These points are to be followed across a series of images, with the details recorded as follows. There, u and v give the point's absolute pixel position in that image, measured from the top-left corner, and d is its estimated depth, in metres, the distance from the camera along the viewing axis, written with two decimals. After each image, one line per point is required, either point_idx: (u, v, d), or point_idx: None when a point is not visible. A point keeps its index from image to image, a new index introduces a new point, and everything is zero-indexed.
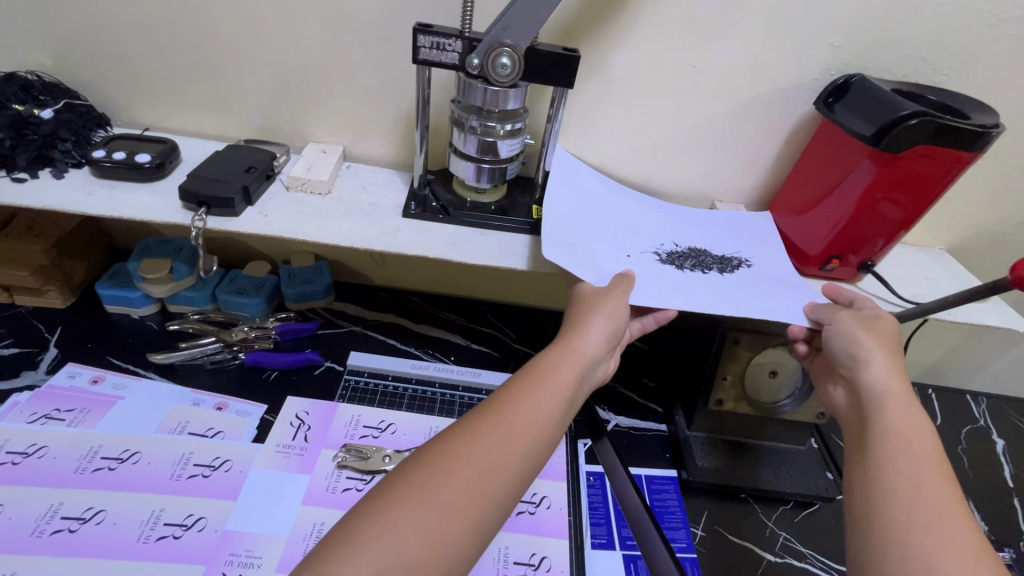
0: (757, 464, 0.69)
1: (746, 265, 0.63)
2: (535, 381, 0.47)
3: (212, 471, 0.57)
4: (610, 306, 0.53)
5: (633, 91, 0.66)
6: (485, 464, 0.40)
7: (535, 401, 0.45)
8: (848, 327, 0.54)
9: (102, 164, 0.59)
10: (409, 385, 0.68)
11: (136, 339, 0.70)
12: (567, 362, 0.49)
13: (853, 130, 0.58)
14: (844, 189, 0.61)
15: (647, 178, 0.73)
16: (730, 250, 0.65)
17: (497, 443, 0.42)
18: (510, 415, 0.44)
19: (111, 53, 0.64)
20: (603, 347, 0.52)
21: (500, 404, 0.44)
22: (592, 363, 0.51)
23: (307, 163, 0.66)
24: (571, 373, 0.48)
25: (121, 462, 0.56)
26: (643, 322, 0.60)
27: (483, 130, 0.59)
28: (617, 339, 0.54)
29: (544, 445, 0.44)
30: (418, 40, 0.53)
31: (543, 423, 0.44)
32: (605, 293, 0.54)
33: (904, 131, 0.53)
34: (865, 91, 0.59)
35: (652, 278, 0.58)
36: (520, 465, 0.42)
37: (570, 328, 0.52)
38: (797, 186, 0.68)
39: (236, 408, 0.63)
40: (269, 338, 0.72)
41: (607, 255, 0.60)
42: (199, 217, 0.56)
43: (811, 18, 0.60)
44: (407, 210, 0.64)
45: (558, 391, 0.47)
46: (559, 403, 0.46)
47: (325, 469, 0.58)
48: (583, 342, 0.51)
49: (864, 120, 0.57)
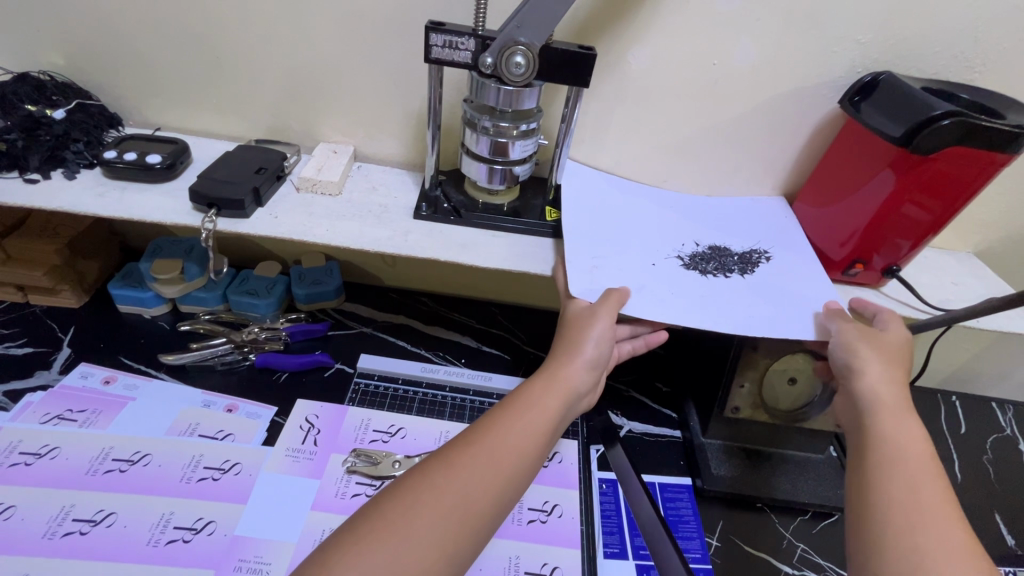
0: (774, 473, 0.68)
1: (767, 259, 0.63)
2: (515, 413, 0.48)
3: (222, 474, 0.56)
4: (597, 331, 0.52)
5: (650, 90, 0.64)
6: (457, 500, 0.42)
7: (513, 433, 0.47)
8: (850, 338, 0.52)
9: (113, 165, 0.58)
10: (419, 388, 0.67)
11: (149, 339, 0.70)
12: (550, 392, 0.50)
13: (881, 130, 0.55)
14: (868, 193, 0.59)
15: (663, 180, 0.71)
16: (748, 244, 0.65)
17: (473, 476, 0.43)
18: (487, 450, 0.45)
19: (123, 53, 0.64)
20: (587, 377, 0.53)
21: (477, 436, 0.46)
22: (577, 391, 0.52)
23: (317, 164, 0.65)
24: (550, 406, 0.49)
25: (131, 464, 0.56)
26: (633, 344, 0.61)
27: (496, 130, 0.58)
28: (601, 364, 0.54)
29: (520, 477, 0.46)
30: (431, 39, 0.52)
31: (521, 457, 0.46)
32: (591, 314, 0.53)
33: (934, 132, 0.50)
34: (895, 88, 0.57)
35: (667, 292, 0.57)
36: (495, 498, 0.44)
37: (559, 354, 0.53)
38: (822, 189, 0.65)
39: (247, 410, 0.63)
40: (279, 338, 0.72)
41: (630, 268, 0.59)
42: (209, 219, 0.56)
43: (838, 14, 0.58)
44: (419, 211, 0.63)
45: (537, 423, 0.48)
46: (537, 436, 0.47)
47: (335, 474, 0.57)
48: (566, 369, 0.52)
49: (893, 119, 0.54)
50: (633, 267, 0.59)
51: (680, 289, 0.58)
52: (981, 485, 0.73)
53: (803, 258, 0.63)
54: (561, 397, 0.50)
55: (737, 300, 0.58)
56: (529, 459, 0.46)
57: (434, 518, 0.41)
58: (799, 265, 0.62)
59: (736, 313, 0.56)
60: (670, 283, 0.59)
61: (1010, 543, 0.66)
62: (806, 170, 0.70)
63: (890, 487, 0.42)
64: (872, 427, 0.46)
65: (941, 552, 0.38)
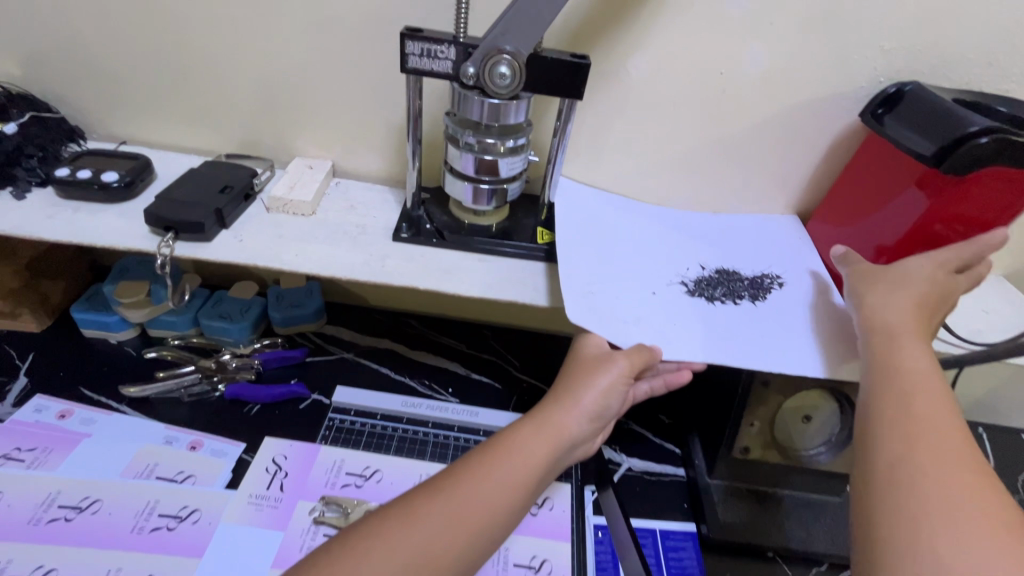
0: (786, 519, 0.62)
1: (780, 284, 0.57)
2: (497, 459, 0.43)
3: (179, 522, 0.51)
4: (607, 379, 0.47)
5: (652, 100, 0.59)
6: (416, 551, 0.37)
7: (492, 480, 0.42)
8: (859, 291, 0.48)
9: (65, 183, 0.54)
10: (399, 425, 0.61)
11: (112, 367, 0.65)
12: (539, 438, 0.45)
13: (910, 145, 0.50)
14: (896, 211, 0.52)
15: (666, 197, 0.66)
16: (759, 268, 0.59)
17: (437, 528, 0.39)
18: (458, 496, 0.40)
19: (83, 62, 0.59)
20: (585, 426, 0.47)
21: (450, 481, 0.41)
22: (570, 441, 0.46)
23: (290, 182, 0.60)
24: (538, 455, 0.44)
25: (79, 512, 0.51)
26: (652, 384, 0.52)
27: (481, 147, 0.53)
28: (606, 415, 0.49)
29: (494, 535, 0.41)
30: (407, 47, 0.47)
31: (497, 511, 0.41)
32: (606, 360, 0.48)
33: (970, 151, 0.45)
34: (924, 100, 0.51)
35: (671, 323, 0.52)
36: (462, 553, 0.39)
37: (557, 396, 0.48)
38: (847, 205, 0.59)
39: (211, 448, 0.58)
40: (251, 367, 0.67)
41: (630, 296, 0.53)
42: (166, 243, 0.51)
43: (859, 17, 0.52)
44: (398, 234, 0.58)
45: (518, 472, 0.43)
46: (517, 488, 0.42)
47: (301, 525, 0.52)
48: (564, 415, 0.46)
49: (924, 134, 0.49)
50: (632, 294, 0.54)
51: (686, 319, 0.52)
52: None
53: (818, 281, 0.58)
54: (552, 446, 0.45)
55: (748, 331, 0.52)
56: (506, 515, 0.41)
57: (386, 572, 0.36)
58: (814, 289, 0.57)
59: (746, 346, 0.51)
60: (673, 313, 0.53)
61: None
62: (823, 187, 0.64)
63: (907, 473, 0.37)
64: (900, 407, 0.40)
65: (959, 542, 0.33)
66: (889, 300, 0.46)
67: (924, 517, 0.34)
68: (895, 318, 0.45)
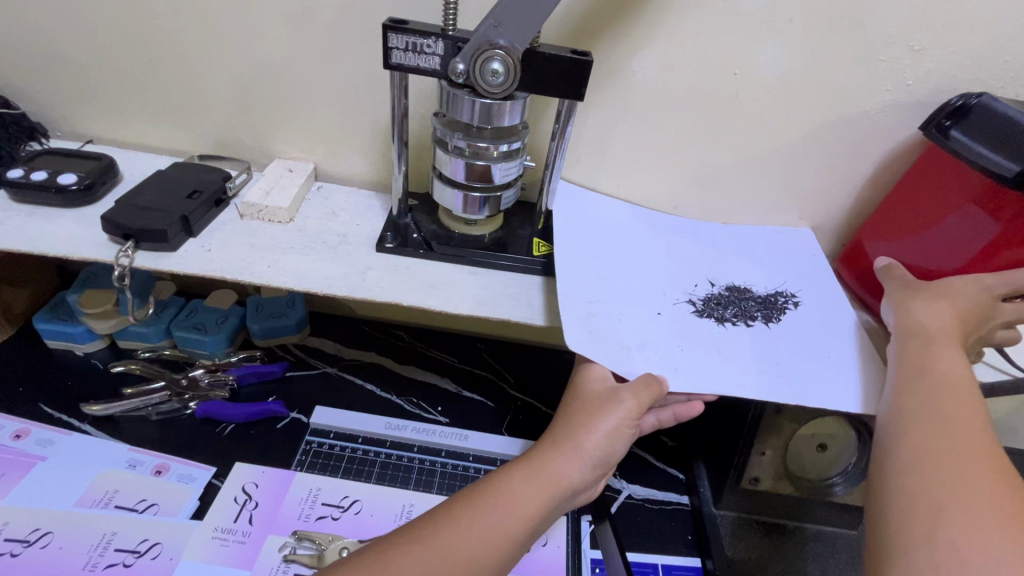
0: (800, 556, 0.57)
1: (795, 304, 0.53)
2: (481, 510, 0.39)
3: (136, 558, 0.47)
4: (611, 421, 0.42)
5: (659, 102, 0.54)
6: None
7: (477, 535, 0.38)
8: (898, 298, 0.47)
9: (18, 186, 0.49)
10: (381, 449, 0.57)
11: (76, 382, 0.61)
12: (533, 487, 0.40)
13: (985, 165, 0.45)
14: (954, 232, 0.49)
15: (673, 206, 0.62)
16: (773, 284, 0.55)
17: None
18: (437, 550, 0.36)
19: (45, 54, 0.55)
20: (588, 473, 0.42)
21: (427, 532, 0.37)
22: (569, 490, 0.41)
23: (266, 186, 0.56)
24: (531, 507, 0.39)
25: (27, 545, 0.47)
26: (658, 416, 0.48)
27: (472, 151, 0.48)
28: (612, 458, 0.44)
29: None
30: (390, 40, 0.43)
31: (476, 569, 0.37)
32: (613, 398, 0.43)
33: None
34: (999, 117, 0.46)
35: (678, 349, 0.47)
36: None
37: (558, 436, 0.43)
38: (893, 220, 0.55)
39: (178, 473, 0.54)
40: (226, 384, 0.62)
41: (634, 317, 0.49)
42: (125, 252, 0.47)
43: (887, 14, 0.48)
44: (382, 244, 0.53)
45: (508, 525, 0.38)
46: (506, 543, 0.38)
47: (269, 563, 0.47)
48: (563, 462, 0.41)
49: (1004, 153, 0.44)
50: (638, 313, 0.49)
51: (695, 343, 0.48)
52: None
53: (835, 300, 0.54)
54: (547, 496, 0.40)
55: (761, 354, 0.48)
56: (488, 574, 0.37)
57: None
58: (833, 308, 0.53)
59: (760, 373, 0.46)
60: (681, 335, 0.48)
61: None
62: (842, 198, 0.59)
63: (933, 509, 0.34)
64: (929, 439, 0.37)
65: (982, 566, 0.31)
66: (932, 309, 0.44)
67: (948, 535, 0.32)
68: (933, 325, 0.43)
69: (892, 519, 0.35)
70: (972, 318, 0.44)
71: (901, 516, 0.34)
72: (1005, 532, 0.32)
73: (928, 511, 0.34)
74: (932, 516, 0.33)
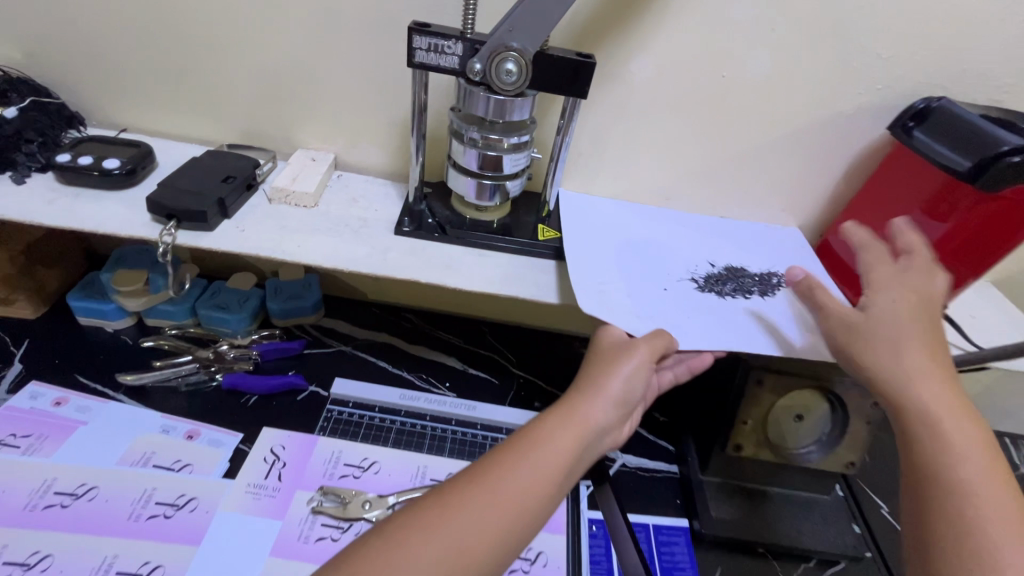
0: (777, 517, 0.63)
1: (787, 282, 0.58)
2: (524, 451, 0.41)
3: (176, 511, 0.52)
4: (629, 366, 0.46)
5: (655, 101, 0.59)
6: (448, 545, 0.36)
7: (523, 474, 0.40)
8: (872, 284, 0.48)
9: (66, 169, 0.54)
10: (397, 418, 0.62)
11: (108, 356, 0.65)
12: (568, 428, 0.43)
13: (942, 160, 0.51)
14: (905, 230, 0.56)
15: (666, 198, 0.67)
16: (766, 267, 0.61)
17: (467, 524, 0.37)
18: (487, 489, 0.39)
19: (85, 48, 0.59)
20: (614, 412, 0.45)
21: (475, 475, 0.40)
22: (598, 430, 0.44)
23: (292, 173, 0.60)
24: (568, 445, 0.42)
25: (75, 498, 0.51)
26: (676, 372, 0.52)
27: (485, 143, 0.53)
28: (634, 401, 0.47)
29: (524, 530, 0.39)
30: (414, 41, 0.48)
31: (524, 503, 0.39)
32: (628, 348, 0.47)
33: (1004, 170, 0.46)
34: (955, 118, 0.52)
35: (685, 315, 0.53)
36: (491, 547, 0.37)
37: (581, 385, 0.47)
38: (860, 218, 0.61)
39: (208, 437, 0.58)
40: (249, 358, 0.67)
41: (644, 290, 0.54)
42: (168, 231, 0.51)
43: (860, 26, 0.53)
44: (400, 227, 0.58)
45: (549, 463, 0.41)
46: (550, 478, 0.41)
47: (299, 514, 0.52)
48: (591, 402, 0.44)
49: (956, 150, 0.50)
50: (646, 290, 0.55)
51: (697, 311, 0.54)
52: None
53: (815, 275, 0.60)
54: (581, 436, 0.43)
55: (745, 319, 0.53)
56: (535, 509, 0.40)
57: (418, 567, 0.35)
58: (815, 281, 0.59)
59: (750, 338, 0.51)
60: (687, 306, 0.54)
61: None
62: (821, 192, 0.65)
63: (952, 519, 0.38)
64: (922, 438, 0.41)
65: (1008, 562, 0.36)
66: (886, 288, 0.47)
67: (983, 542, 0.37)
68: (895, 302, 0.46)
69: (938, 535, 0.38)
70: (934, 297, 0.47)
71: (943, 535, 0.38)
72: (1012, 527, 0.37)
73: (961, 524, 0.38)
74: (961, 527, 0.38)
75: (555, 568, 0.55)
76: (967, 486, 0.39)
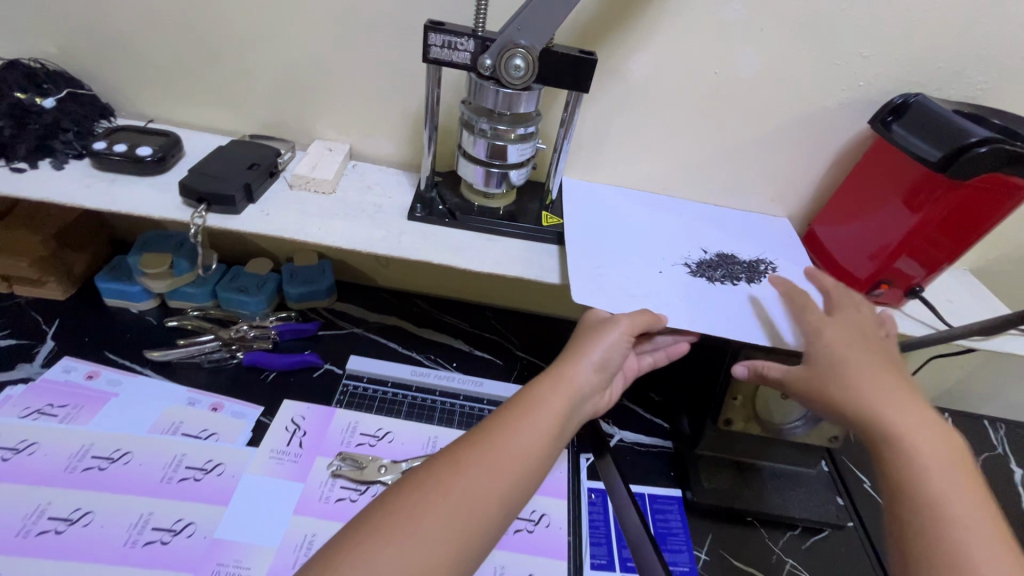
0: (766, 488, 0.67)
1: (773, 270, 0.62)
2: (520, 413, 0.46)
3: (204, 474, 0.55)
4: (613, 334, 0.51)
5: (652, 97, 0.63)
6: (466, 495, 0.40)
7: (523, 432, 0.45)
8: (814, 322, 0.53)
9: (102, 157, 0.57)
10: (408, 392, 0.66)
11: (135, 335, 0.69)
12: (558, 391, 0.48)
13: (918, 151, 0.54)
14: (886, 219, 0.59)
15: (662, 189, 0.71)
16: (755, 254, 0.65)
17: (478, 475, 0.41)
18: (493, 445, 0.43)
19: (117, 44, 0.63)
20: (596, 377, 0.51)
21: (479, 436, 0.44)
22: (583, 393, 0.50)
23: (312, 161, 0.64)
24: (559, 406, 0.47)
25: (111, 462, 0.55)
26: (654, 357, 0.59)
27: (493, 133, 0.57)
28: (614, 368, 0.53)
29: (527, 483, 0.43)
30: (430, 38, 0.51)
31: (525, 457, 0.44)
32: (611, 321, 0.52)
33: (972, 160, 0.50)
34: (929, 113, 0.56)
35: (678, 297, 0.57)
36: (501, 495, 0.42)
37: (566, 356, 0.52)
38: (845, 207, 0.65)
39: (232, 410, 0.62)
40: (268, 338, 0.71)
41: (641, 273, 0.58)
42: (199, 214, 0.55)
43: (843, 27, 0.58)
44: (413, 213, 0.62)
45: (545, 422, 0.46)
46: (546, 434, 0.46)
47: (320, 477, 0.56)
48: (575, 369, 0.50)
49: (930, 142, 0.54)
50: (641, 273, 0.59)
51: (690, 295, 0.58)
52: None
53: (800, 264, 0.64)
54: (570, 397, 0.48)
55: (734, 302, 0.58)
56: (536, 462, 0.44)
57: (440, 517, 0.39)
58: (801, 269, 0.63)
59: (736, 320, 0.55)
60: (680, 289, 0.58)
61: None
62: (807, 183, 0.69)
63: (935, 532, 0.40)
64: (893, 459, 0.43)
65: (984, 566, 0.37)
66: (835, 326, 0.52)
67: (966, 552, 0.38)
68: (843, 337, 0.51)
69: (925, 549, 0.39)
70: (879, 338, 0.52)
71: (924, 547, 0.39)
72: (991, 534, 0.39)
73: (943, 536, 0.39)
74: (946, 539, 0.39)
75: (557, 528, 0.59)
76: (946, 499, 0.41)
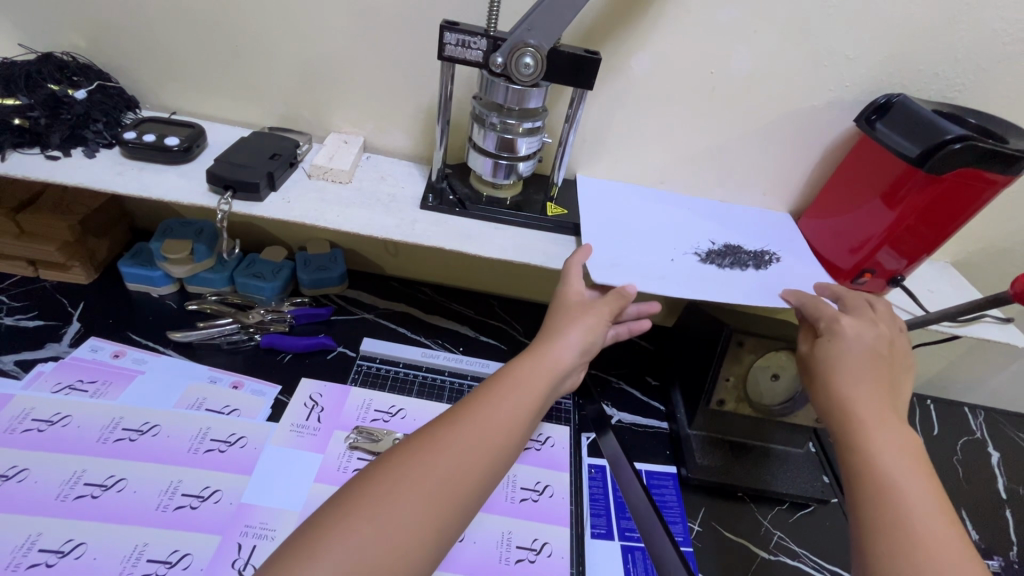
0: (756, 465, 0.71)
1: (777, 260, 0.66)
2: (506, 390, 0.50)
3: (229, 446, 0.59)
4: (590, 317, 0.57)
5: (652, 94, 0.67)
6: (448, 471, 0.43)
7: (502, 410, 0.48)
8: (828, 320, 0.57)
9: (131, 145, 0.61)
10: (419, 371, 0.70)
11: (157, 317, 0.72)
12: (538, 370, 0.53)
13: (896, 147, 0.58)
14: (867, 215, 0.63)
15: (660, 182, 0.75)
16: (759, 246, 0.69)
17: (460, 452, 0.44)
18: (472, 424, 0.46)
19: (143, 39, 0.66)
20: (575, 357, 0.56)
21: (466, 414, 0.47)
22: (561, 372, 0.54)
23: (329, 152, 0.67)
24: (539, 385, 0.52)
25: (141, 434, 0.58)
26: (617, 330, 0.64)
27: (502, 127, 0.60)
28: (592, 350, 0.59)
29: (506, 458, 0.47)
30: (444, 37, 0.55)
31: (506, 435, 0.47)
32: (588, 306, 0.58)
33: (947, 156, 0.54)
34: (910, 112, 0.60)
35: (685, 280, 0.61)
36: (480, 472, 0.45)
37: (544, 339, 0.56)
38: (831, 201, 0.69)
39: (252, 387, 0.65)
40: (284, 321, 0.74)
41: (654, 262, 0.62)
42: (225, 200, 0.58)
43: (831, 31, 0.61)
44: (425, 202, 0.65)
45: (526, 399, 0.50)
46: (526, 410, 0.50)
47: (337, 450, 0.60)
48: (556, 351, 0.55)
49: (907, 139, 0.58)
50: (655, 261, 0.62)
51: (700, 279, 0.61)
52: (950, 484, 0.77)
53: (795, 256, 0.68)
54: (549, 379, 0.53)
55: (732, 284, 0.61)
56: (518, 435, 0.49)
57: (422, 493, 0.42)
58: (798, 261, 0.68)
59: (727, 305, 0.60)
60: (692, 276, 0.62)
61: (973, 537, 0.71)
62: (796, 178, 0.73)
63: (883, 513, 0.44)
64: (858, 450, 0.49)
65: (932, 548, 0.42)
66: (859, 327, 0.56)
67: (911, 530, 0.43)
68: (867, 342, 0.55)
69: (878, 526, 0.44)
70: (895, 349, 0.56)
71: (879, 525, 0.44)
72: (940, 519, 0.44)
73: (890, 516, 0.44)
74: (894, 517, 0.44)
75: (559, 499, 0.63)
76: (902, 487, 0.45)
